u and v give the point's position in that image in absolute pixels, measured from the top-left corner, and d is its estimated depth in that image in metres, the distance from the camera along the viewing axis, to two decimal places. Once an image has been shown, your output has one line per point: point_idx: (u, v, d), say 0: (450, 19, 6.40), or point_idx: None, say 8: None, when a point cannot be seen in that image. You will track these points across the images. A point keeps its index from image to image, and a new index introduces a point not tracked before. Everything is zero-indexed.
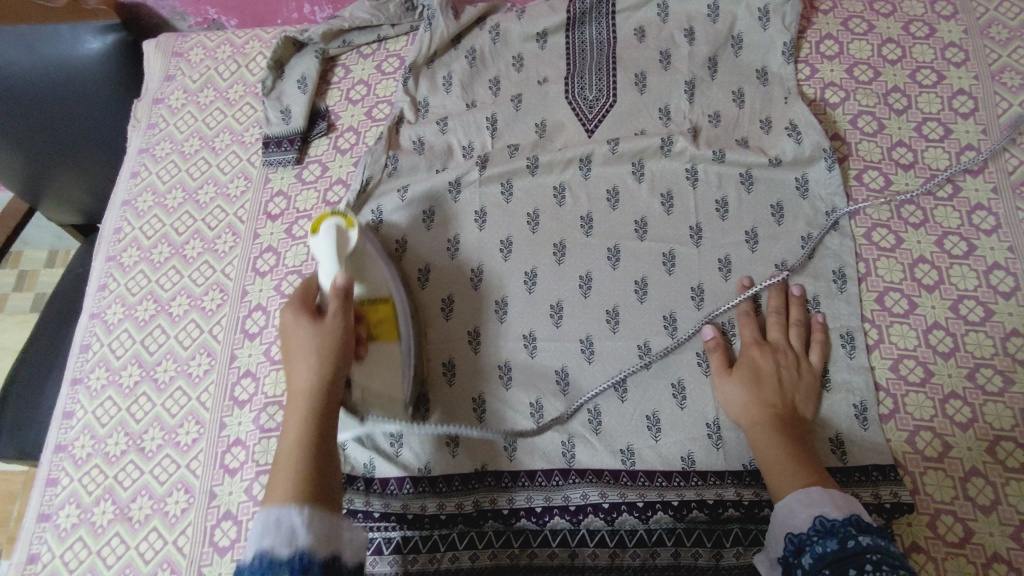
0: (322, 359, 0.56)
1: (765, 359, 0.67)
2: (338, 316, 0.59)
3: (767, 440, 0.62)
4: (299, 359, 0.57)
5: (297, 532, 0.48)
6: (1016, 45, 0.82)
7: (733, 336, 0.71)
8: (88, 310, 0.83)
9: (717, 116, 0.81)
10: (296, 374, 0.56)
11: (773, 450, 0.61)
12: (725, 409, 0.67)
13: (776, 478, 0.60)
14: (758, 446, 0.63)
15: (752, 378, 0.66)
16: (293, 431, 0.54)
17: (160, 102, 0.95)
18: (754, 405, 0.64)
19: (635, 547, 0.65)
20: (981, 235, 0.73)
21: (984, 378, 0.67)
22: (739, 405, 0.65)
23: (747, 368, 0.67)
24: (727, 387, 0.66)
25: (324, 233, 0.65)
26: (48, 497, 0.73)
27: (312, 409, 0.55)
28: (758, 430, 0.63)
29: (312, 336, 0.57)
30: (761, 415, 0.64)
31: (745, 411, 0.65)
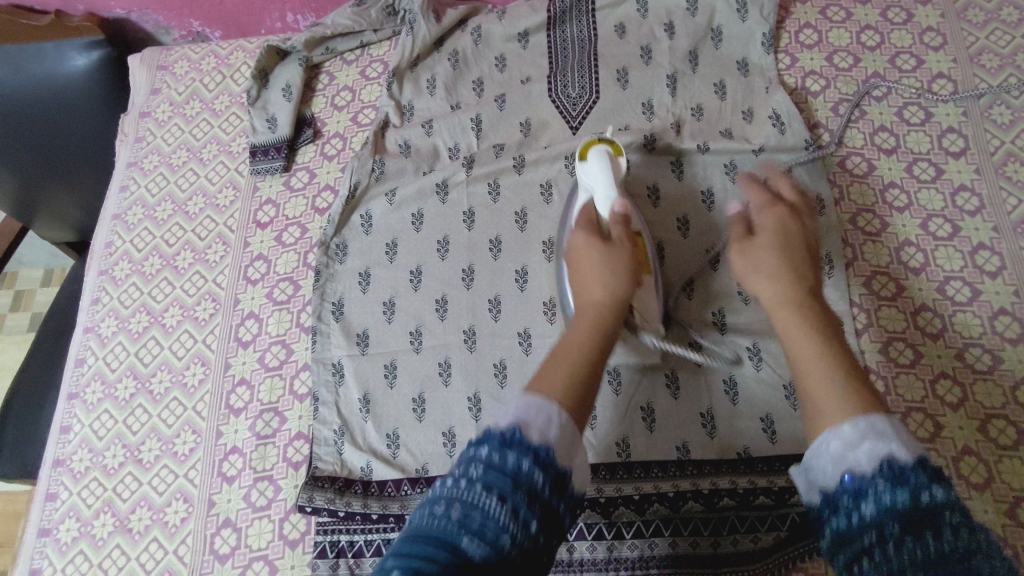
0: (615, 277, 0.54)
1: (791, 232, 0.56)
2: (624, 242, 0.58)
3: (794, 319, 0.50)
4: (591, 277, 0.55)
5: (551, 424, 0.44)
6: (993, 28, 0.83)
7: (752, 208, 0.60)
8: (82, 325, 0.84)
9: (699, 108, 0.81)
10: (589, 290, 0.54)
11: (800, 334, 0.49)
12: (747, 284, 0.54)
13: (808, 377, 0.47)
14: (785, 331, 0.50)
15: (779, 250, 0.54)
16: (583, 331, 0.51)
17: (146, 116, 0.96)
18: (782, 280, 0.52)
19: (632, 538, 0.65)
20: (966, 216, 0.74)
21: (973, 357, 0.67)
22: (765, 279, 0.52)
23: (772, 236, 0.55)
24: (752, 259, 0.54)
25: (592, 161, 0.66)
26: (48, 512, 0.73)
27: (598, 332, 0.51)
28: (785, 308, 0.50)
29: (602, 255, 0.56)
30: (790, 291, 0.51)
31: (771, 285, 0.52)
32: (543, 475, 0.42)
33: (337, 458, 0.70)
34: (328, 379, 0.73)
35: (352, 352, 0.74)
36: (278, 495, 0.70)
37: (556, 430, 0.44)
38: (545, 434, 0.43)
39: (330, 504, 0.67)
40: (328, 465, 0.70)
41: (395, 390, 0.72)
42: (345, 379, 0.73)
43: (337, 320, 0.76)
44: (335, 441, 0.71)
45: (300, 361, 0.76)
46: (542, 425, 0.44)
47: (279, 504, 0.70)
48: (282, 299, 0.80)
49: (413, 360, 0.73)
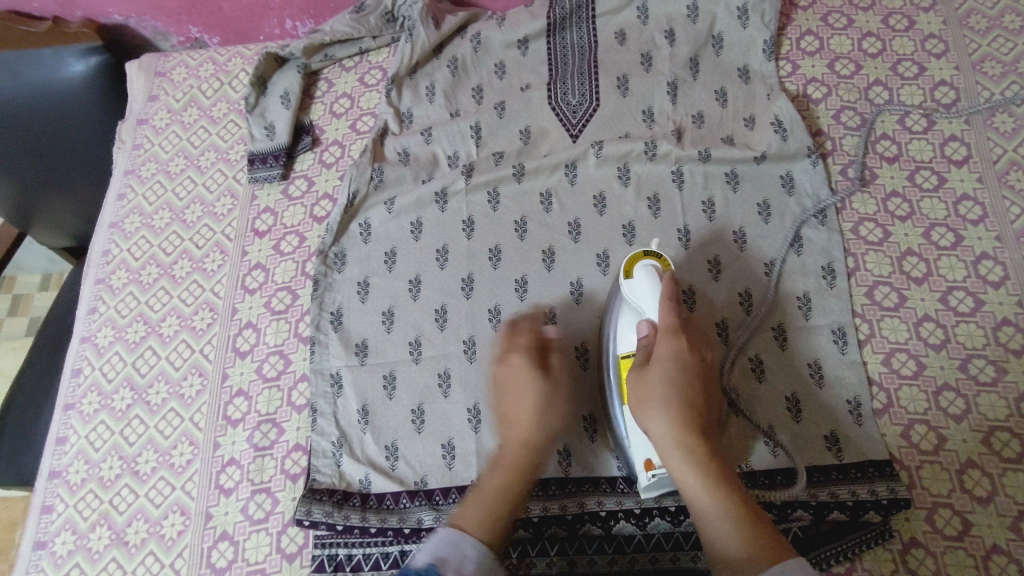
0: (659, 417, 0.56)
1: (688, 368, 0.58)
2: (654, 379, 0.57)
3: (681, 458, 0.54)
4: (642, 414, 0.57)
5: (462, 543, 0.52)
6: (995, 34, 0.82)
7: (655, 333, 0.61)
8: (78, 334, 0.83)
9: (700, 116, 0.81)
10: (650, 426, 0.56)
11: (696, 483, 0.52)
12: (636, 411, 0.58)
13: (699, 511, 0.52)
14: (677, 474, 0.54)
15: (671, 383, 0.57)
16: (514, 449, 0.61)
17: (144, 123, 0.95)
18: (673, 419, 0.55)
19: (633, 553, 0.64)
20: (968, 225, 0.73)
21: (977, 369, 0.67)
22: (656, 414, 0.56)
23: (665, 368, 0.57)
24: (637, 389, 0.58)
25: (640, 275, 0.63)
26: (44, 524, 0.73)
27: (531, 453, 0.61)
28: (676, 452, 0.54)
29: (647, 392, 0.57)
30: (679, 433, 0.54)
31: (662, 424, 0.55)
32: None
33: (336, 471, 0.69)
34: (326, 390, 0.73)
35: (351, 363, 0.74)
36: (276, 507, 0.69)
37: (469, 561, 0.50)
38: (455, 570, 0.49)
39: (328, 517, 0.66)
40: (326, 477, 0.69)
41: (394, 401, 0.72)
42: (343, 390, 0.73)
43: (335, 330, 0.76)
44: (333, 452, 0.70)
45: (298, 371, 0.75)
46: (454, 558, 0.50)
47: (277, 517, 0.69)
48: (280, 308, 0.79)
49: (412, 370, 0.73)
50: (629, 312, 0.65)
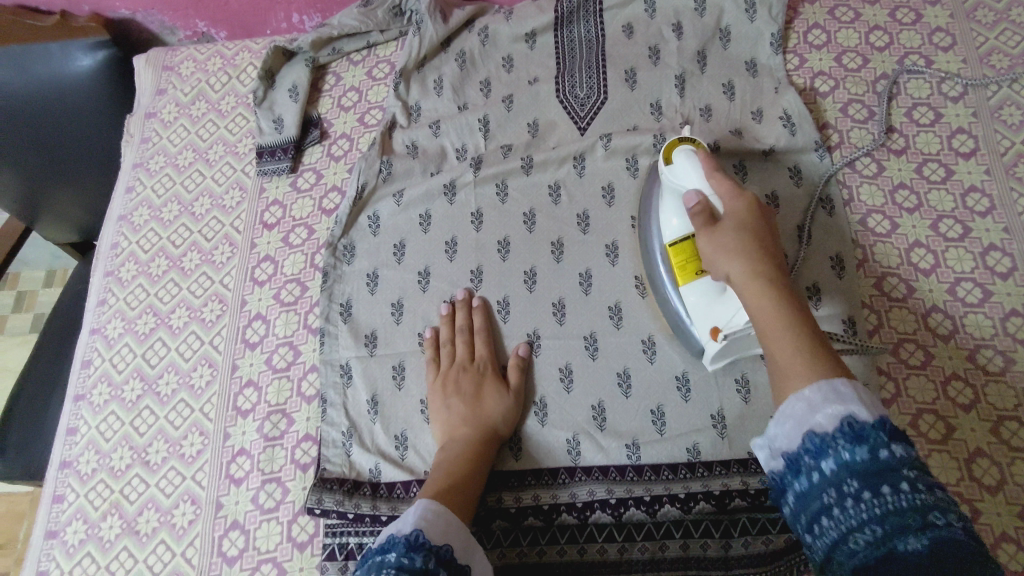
0: (733, 257, 0.56)
1: (758, 221, 0.58)
2: (723, 230, 0.58)
3: (761, 292, 0.53)
4: (717, 260, 0.58)
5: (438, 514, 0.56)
6: (1002, 28, 0.82)
7: (710, 195, 0.61)
8: (88, 326, 0.83)
9: (708, 109, 0.81)
10: (723, 269, 0.57)
11: (774, 310, 0.52)
12: (714, 266, 0.58)
13: (770, 337, 0.52)
14: (754, 305, 0.53)
15: (743, 234, 0.57)
16: (462, 440, 0.66)
17: (152, 117, 0.95)
18: (747, 261, 0.55)
19: (643, 541, 0.65)
20: (976, 217, 0.74)
21: (985, 359, 0.67)
22: (730, 259, 0.56)
23: (734, 219, 0.59)
24: (710, 247, 0.58)
25: (679, 159, 0.64)
26: (55, 514, 0.73)
27: (480, 446, 0.66)
28: (756, 286, 0.54)
29: (718, 239, 0.58)
30: (755, 267, 0.55)
31: (738, 266, 0.56)
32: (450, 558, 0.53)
33: (345, 460, 0.70)
34: (336, 380, 0.73)
35: (361, 354, 0.74)
36: (287, 497, 0.70)
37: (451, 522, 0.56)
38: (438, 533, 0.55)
39: (339, 506, 0.66)
40: (336, 467, 0.69)
41: (404, 392, 0.72)
42: (353, 380, 0.73)
43: (345, 321, 0.76)
44: (343, 442, 0.70)
45: (307, 362, 0.76)
46: (436, 524, 0.55)
47: (288, 506, 0.69)
48: (290, 300, 0.79)
49: (421, 361, 0.73)
50: (672, 200, 0.66)
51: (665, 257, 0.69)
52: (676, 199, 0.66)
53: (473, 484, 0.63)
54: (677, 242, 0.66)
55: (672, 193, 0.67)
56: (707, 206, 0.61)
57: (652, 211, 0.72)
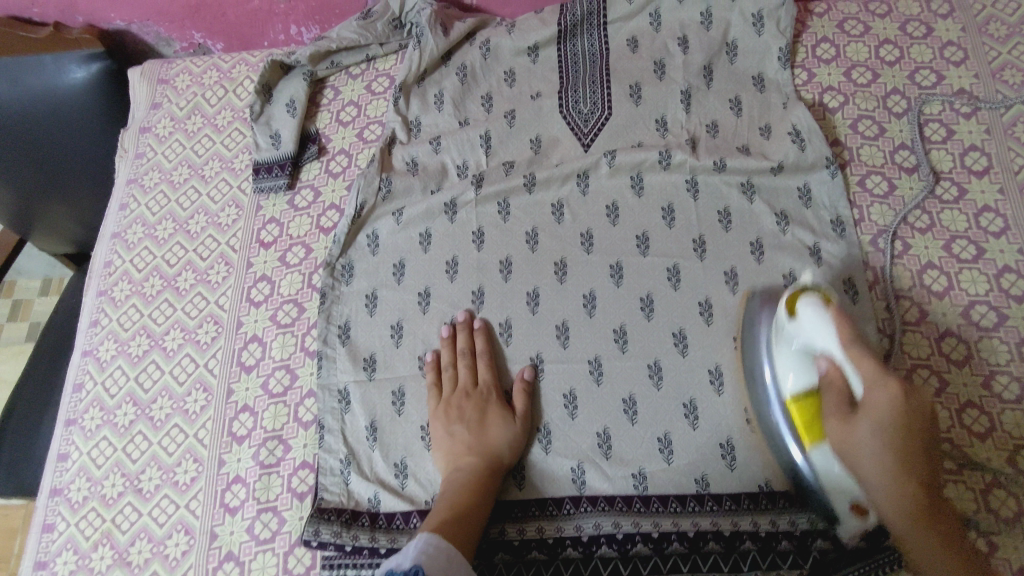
0: (897, 505, 0.52)
1: (909, 414, 0.51)
2: (871, 430, 0.52)
3: (903, 501, 0.51)
4: (870, 488, 0.53)
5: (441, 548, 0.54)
6: (1015, 42, 0.81)
7: (846, 370, 0.54)
8: (80, 347, 0.82)
9: (714, 125, 0.79)
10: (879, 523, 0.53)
11: (925, 545, 0.52)
12: (845, 457, 0.54)
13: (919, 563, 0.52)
14: (914, 557, 0.53)
15: (886, 437, 0.51)
16: (467, 471, 0.64)
17: (146, 131, 0.93)
18: (884, 459, 0.51)
19: (649, 575, 0.62)
20: (990, 237, 0.72)
21: (1001, 386, 0.65)
22: (869, 466, 0.52)
23: (884, 413, 0.51)
24: (842, 440, 0.53)
25: (806, 316, 0.57)
26: (45, 543, 0.71)
27: (483, 478, 0.64)
28: (920, 554, 0.52)
29: (873, 465, 0.52)
30: (901, 489, 0.51)
31: (882, 481, 0.52)
32: None
33: (344, 489, 0.68)
34: (334, 406, 0.71)
35: (359, 378, 0.72)
36: (283, 527, 0.68)
37: (453, 557, 0.54)
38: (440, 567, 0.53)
39: (336, 538, 0.64)
40: (334, 497, 0.67)
41: (404, 417, 0.70)
42: (351, 406, 0.71)
43: (343, 345, 0.74)
44: (341, 471, 0.68)
45: (304, 387, 0.74)
46: (439, 558, 0.53)
47: (284, 537, 0.67)
48: (286, 322, 0.78)
49: (422, 385, 0.72)
50: (794, 353, 0.60)
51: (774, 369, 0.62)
52: (798, 353, 0.59)
53: (475, 516, 0.61)
54: (798, 397, 0.59)
55: (794, 343, 0.59)
56: (841, 384, 0.54)
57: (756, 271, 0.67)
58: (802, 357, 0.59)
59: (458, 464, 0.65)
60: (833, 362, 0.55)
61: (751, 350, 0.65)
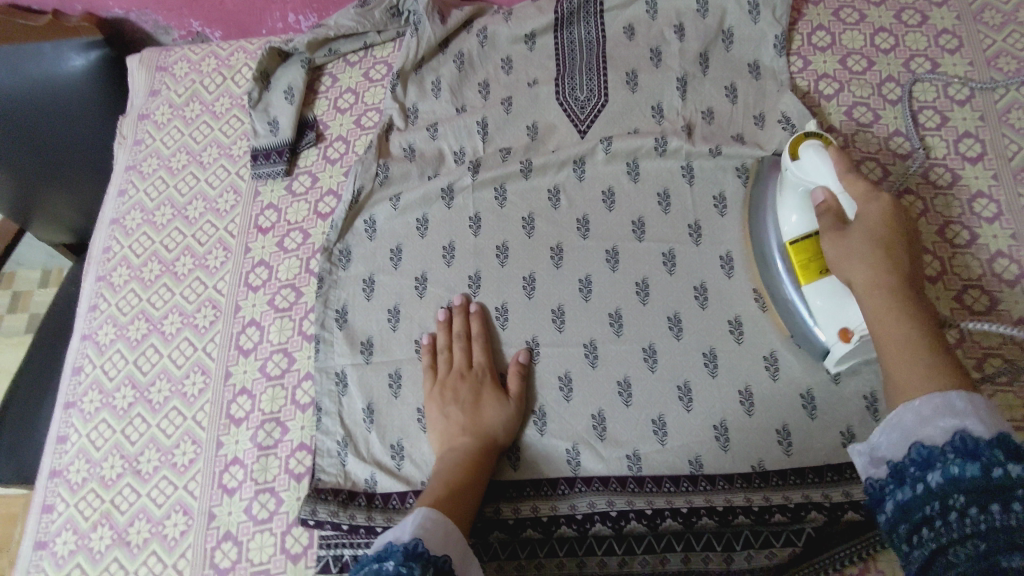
0: (873, 288, 0.54)
1: (891, 223, 0.57)
2: (859, 231, 0.57)
3: (881, 296, 0.53)
4: (850, 266, 0.56)
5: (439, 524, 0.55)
6: (1010, 30, 0.81)
7: (840, 195, 0.60)
8: (79, 332, 0.82)
9: (710, 112, 0.79)
10: (851, 271, 0.56)
11: (894, 318, 0.51)
12: (835, 267, 0.58)
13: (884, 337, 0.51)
14: (875, 315, 0.53)
15: (873, 238, 0.56)
16: (461, 450, 0.65)
17: (145, 118, 0.94)
18: (875, 260, 0.55)
19: (644, 554, 0.64)
20: (983, 223, 0.72)
21: (992, 369, 0.66)
22: (858, 261, 0.55)
23: (869, 223, 0.57)
24: (838, 248, 0.57)
25: (807, 153, 0.63)
26: (45, 524, 0.72)
27: (478, 457, 0.64)
28: (877, 293, 0.53)
29: (860, 246, 0.56)
30: (881, 277, 0.54)
31: (867, 266, 0.55)
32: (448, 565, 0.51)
33: (341, 470, 0.68)
34: (331, 388, 0.72)
35: (357, 361, 0.73)
36: (281, 507, 0.68)
37: (451, 535, 0.55)
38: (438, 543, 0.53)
39: (333, 517, 0.65)
40: (332, 477, 0.68)
41: (400, 400, 0.71)
42: (348, 389, 0.72)
43: (340, 328, 0.74)
44: (338, 452, 0.69)
45: (302, 370, 0.74)
46: (437, 534, 0.54)
47: (281, 517, 0.68)
48: (284, 306, 0.78)
49: (418, 368, 0.72)
50: (795, 196, 0.65)
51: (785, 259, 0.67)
52: (800, 195, 0.64)
53: (469, 493, 0.62)
54: (797, 240, 0.64)
55: (796, 189, 0.65)
56: (835, 207, 0.60)
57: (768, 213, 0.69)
58: (802, 199, 0.64)
59: (452, 444, 0.66)
60: (827, 184, 0.61)
61: (762, 237, 0.70)
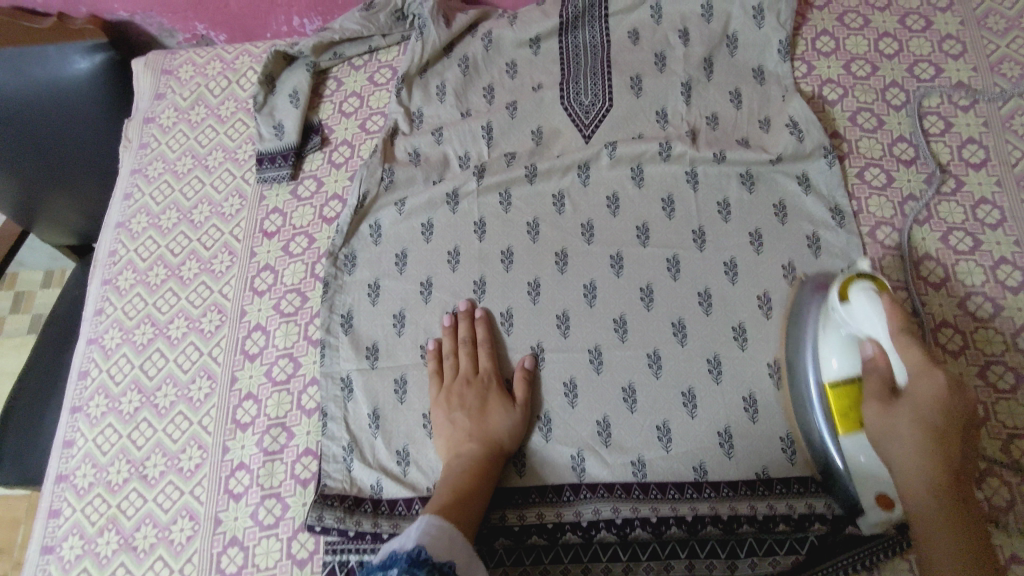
0: (918, 481, 0.52)
1: (945, 403, 0.54)
2: (904, 408, 0.54)
3: (922, 501, 0.52)
4: (890, 445, 0.54)
5: (442, 532, 0.55)
6: (1014, 35, 0.81)
7: (889, 355, 0.57)
8: (86, 336, 0.82)
9: (715, 117, 0.79)
10: (892, 455, 0.54)
11: (932, 510, 0.51)
12: (875, 441, 0.56)
13: (920, 531, 0.51)
14: (911, 497, 0.53)
15: (919, 418, 0.54)
16: (468, 456, 0.65)
17: (150, 121, 0.94)
18: (920, 441, 0.53)
19: (648, 561, 0.64)
20: (987, 229, 0.72)
21: (995, 376, 0.66)
22: (902, 442, 0.54)
23: (918, 398, 0.54)
24: (882, 420, 0.55)
25: (858, 300, 0.59)
26: (51, 528, 0.72)
27: (484, 464, 0.64)
28: (914, 485, 0.53)
29: (904, 420, 0.54)
30: (921, 471, 0.52)
31: (910, 450, 0.53)
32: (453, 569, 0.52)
33: (346, 476, 0.69)
34: (336, 394, 0.72)
35: (362, 366, 0.73)
36: (286, 513, 0.69)
37: (454, 539, 0.55)
38: (443, 550, 0.54)
39: (340, 523, 0.65)
40: (337, 483, 0.68)
41: (406, 405, 0.71)
42: (353, 394, 0.72)
43: (346, 333, 0.75)
44: (344, 457, 0.69)
45: (307, 375, 0.75)
46: (442, 541, 0.54)
47: (287, 522, 0.68)
48: (289, 311, 0.78)
49: (423, 373, 0.72)
50: (839, 341, 0.61)
51: (819, 393, 0.62)
52: (842, 339, 0.61)
53: (476, 500, 0.62)
54: (835, 383, 0.60)
55: (841, 330, 0.61)
56: (883, 369, 0.57)
57: (808, 335, 0.65)
58: (846, 344, 0.61)
59: (459, 449, 0.66)
60: (880, 342, 0.58)
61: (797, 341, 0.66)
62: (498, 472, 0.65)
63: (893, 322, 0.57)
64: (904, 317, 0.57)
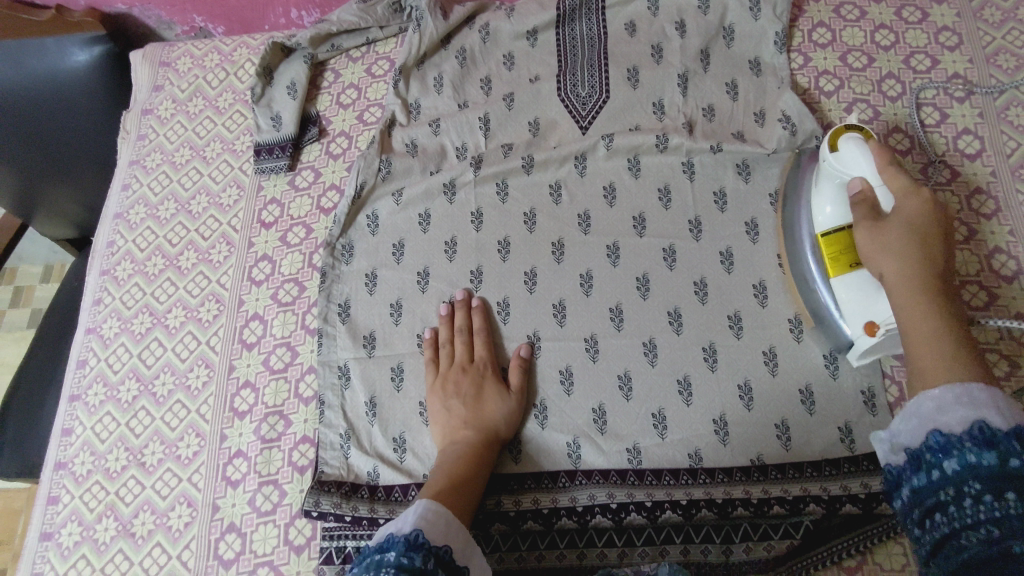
0: (899, 287, 0.55)
1: (926, 220, 0.57)
2: (892, 227, 0.58)
3: (924, 320, 0.51)
4: (879, 261, 0.57)
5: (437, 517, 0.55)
6: (1010, 27, 0.82)
7: (876, 186, 0.60)
8: (84, 326, 0.83)
9: (711, 109, 0.80)
10: (883, 270, 0.57)
11: (920, 312, 0.52)
12: (867, 262, 0.59)
13: (917, 340, 0.51)
14: (903, 315, 0.53)
15: (907, 232, 0.57)
16: (465, 442, 0.65)
17: (148, 113, 0.94)
18: (909, 255, 0.55)
19: (644, 545, 0.65)
20: (982, 219, 0.73)
21: (989, 364, 0.66)
22: (890, 257, 0.57)
23: (905, 219, 0.58)
24: (872, 244, 0.58)
25: (847, 147, 0.62)
26: (50, 515, 0.73)
27: (481, 449, 0.65)
28: (907, 297, 0.54)
29: (891, 237, 0.57)
30: (912, 277, 0.55)
31: (897, 264, 0.56)
32: (450, 555, 0.52)
33: (343, 463, 0.69)
34: (334, 382, 0.72)
35: (359, 355, 0.73)
36: (284, 499, 0.69)
37: (450, 525, 0.55)
38: (440, 534, 0.54)
39: (336, 509, 0.66)
40: (334, 469, 0.69)
41: (402, 393, 0.72)
42: (351, 382, 0.72)
43: (343, 322, 0.75)
44: (341, 445, 0.70)
45: (305, 363, 0.75)
46: (438, 525, 0.54)
47: (285, 508, 0.69)
48: (287, 300, 0.79)
49: (420, 362, 0.73)
50: (830, 186, 0.65)
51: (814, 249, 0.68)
52: (835, 187, 0.64)
53: (473, 486, 0.62)
54: (827, 233, 0.65)
55: (832, 180, 0.65)
56: (870, 200, 0.60)
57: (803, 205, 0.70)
58: (836, 190, 0.64)
59: (455, 436, 0.66)
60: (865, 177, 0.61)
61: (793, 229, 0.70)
62: (494, 458, 0.66)
63: (881, 159, 0.60)
64: (889, 156, 0.61)
